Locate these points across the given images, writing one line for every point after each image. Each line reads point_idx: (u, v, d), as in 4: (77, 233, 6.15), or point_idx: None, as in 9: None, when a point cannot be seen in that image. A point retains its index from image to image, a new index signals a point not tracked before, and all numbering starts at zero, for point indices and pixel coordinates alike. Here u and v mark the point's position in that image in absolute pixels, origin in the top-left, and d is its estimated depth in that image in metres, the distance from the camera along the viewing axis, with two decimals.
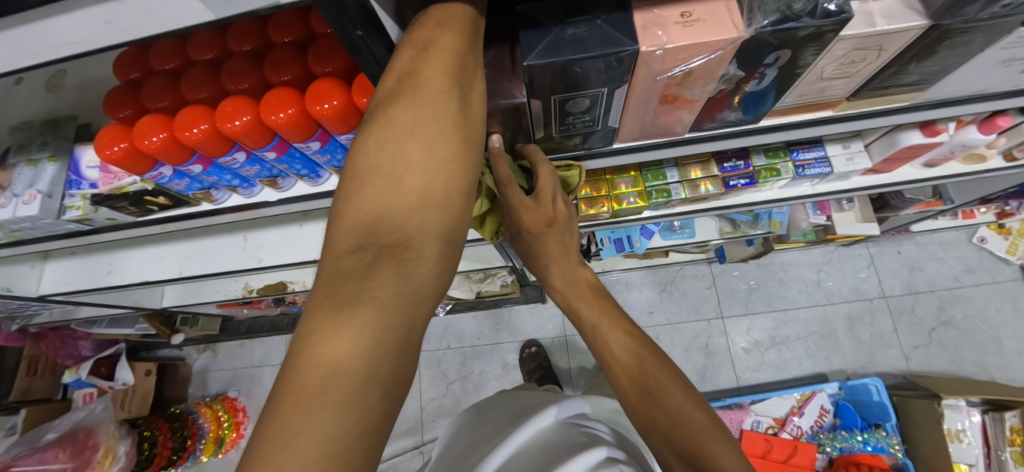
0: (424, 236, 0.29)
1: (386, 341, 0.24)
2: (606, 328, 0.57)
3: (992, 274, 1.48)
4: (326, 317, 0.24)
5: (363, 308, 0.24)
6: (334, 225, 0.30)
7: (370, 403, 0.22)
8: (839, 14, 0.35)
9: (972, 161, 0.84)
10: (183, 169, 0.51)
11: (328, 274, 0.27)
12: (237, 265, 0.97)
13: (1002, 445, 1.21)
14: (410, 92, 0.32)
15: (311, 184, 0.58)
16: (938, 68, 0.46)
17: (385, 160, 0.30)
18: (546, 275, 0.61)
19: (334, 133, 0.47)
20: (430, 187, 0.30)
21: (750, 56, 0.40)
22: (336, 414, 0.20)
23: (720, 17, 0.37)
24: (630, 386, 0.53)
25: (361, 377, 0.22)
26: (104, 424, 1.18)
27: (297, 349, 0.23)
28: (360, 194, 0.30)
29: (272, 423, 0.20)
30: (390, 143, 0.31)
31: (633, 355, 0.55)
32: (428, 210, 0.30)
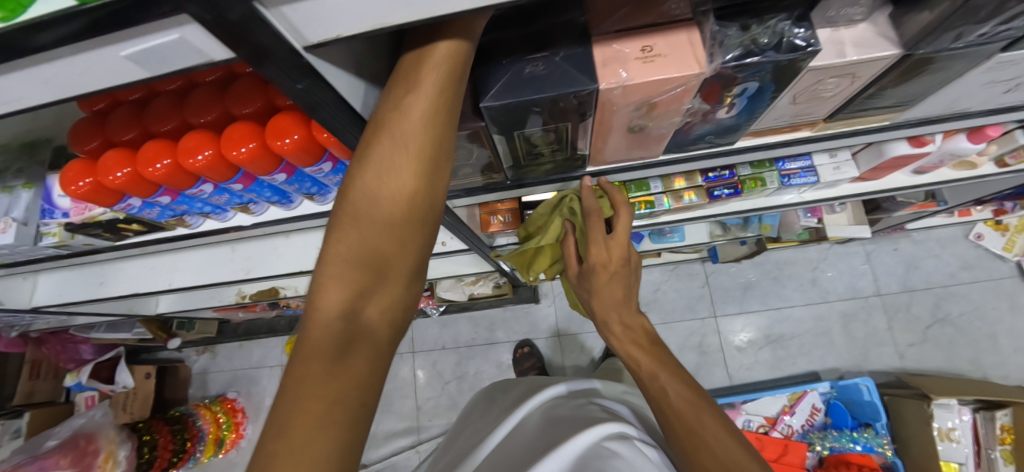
0: (399, 302, 0.34)
1: (368, 387, 0.31)
2: (662, 372, 0.60)
3: (988, 271, 1.46)
4: (321, 367, 0.30)
5: (350, 363, 0.30)
6: (321, 281, 0.33)
7: (357, 429, 0.29)
8: (805, 48, 0.34)
9: (962, 168, 0.82)
10: (152, 200, 0.51)
11: (316, 329, 0.31)
12: (225, 277, 0.98)
13: (993, 443, 1.24)
14: (393, 166, 0.33)
15: (284, 209, 0.58)
16: (917, 91, 0.45)
17: (367, 233, 0.33)
18: (607, 323, 0.68)
19: (299, 166, 0.47)
20: (405, 263, 0.34)
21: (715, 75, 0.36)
22: (333, 438, 0.28)
23: (684, 50, 0.35)
24: (684, 435, 0.55)
25: (350, 413, 0.29)
26: (104, 430, 1.20)
27: (293, 387, 0.29)
28: (341, 266, 0.33)
29: (278, 451, 0.26)
30: (369, 223, 0.33)
31: (688, 401, 0.57)
32: (402, 280, 0.34)
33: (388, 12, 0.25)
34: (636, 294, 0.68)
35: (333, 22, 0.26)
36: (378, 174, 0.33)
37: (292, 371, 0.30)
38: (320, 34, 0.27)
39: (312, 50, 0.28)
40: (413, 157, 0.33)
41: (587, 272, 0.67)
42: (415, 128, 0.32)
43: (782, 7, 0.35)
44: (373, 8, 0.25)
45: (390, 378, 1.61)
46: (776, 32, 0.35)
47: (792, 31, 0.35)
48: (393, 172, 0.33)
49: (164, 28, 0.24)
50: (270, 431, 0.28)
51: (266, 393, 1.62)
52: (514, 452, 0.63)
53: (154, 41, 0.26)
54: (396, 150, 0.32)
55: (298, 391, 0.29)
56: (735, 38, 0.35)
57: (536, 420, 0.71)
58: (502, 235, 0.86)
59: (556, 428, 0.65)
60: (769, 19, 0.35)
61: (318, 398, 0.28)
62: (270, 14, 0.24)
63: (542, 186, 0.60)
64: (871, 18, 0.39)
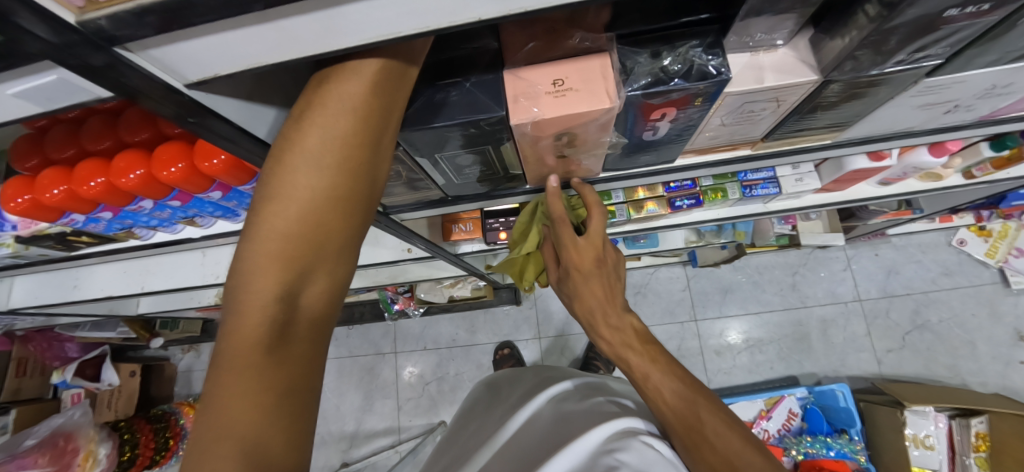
0: (333, 290, 0.33)
1: (309, 375, 0.32)
2: (652, 369, 0.57)
3: (970, 277, 1.46)
4: (259, 365, 0.29)
5: (290, 357, 0.30)
6: (247, 275, 0.30)
7: (306, 413, 0.31)
8: (716, 76, 0.33)
9: (929, 179, 0.81)
10: (94, 215, 0.51)
11: (244, 326, 0.29)
12: (196, 281, 0.98)
13: (968, 450, 1.24)
14: (329, 153, 0.29)
15: (231, 222, 0.58)
16: (850, 113, 0.44)
17: (299, 223, 0.29)
18: (593, 325, 0.64)
19: (232, 185, 0.47)
20: (341, 253, 0.32)
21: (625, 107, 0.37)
22: (283, 427, 0.29)
23: (596, 84, 0.34)
24: (684, 433, 0.51)
25: (295, 400, 0.30)
26: (83, 429, 1.22)
27: (233, 383, 0.29)
28: (267, 260, 0.29)
29: (226, 447, 0.27)
30: (296, 217, 0.29)
31: (686, 400, 0.53)
32: (336, 268, 0.32)
33: (259, 53, 0.26)
34: (623, 291, 0.64)
35: (206, 63, 0.26)
36: (311, 165, 0.29)
37: (223, 366, 0.29)
38: (199, 73, 0.27)
39: (197, 87, 0.28)
40: (353, 152, 0.29)
41: (565, 276, 0.66)
42: (357, 117, 0.29)
43: (692, 34, 0.35)
44: (242, 50, 0.25)
45: (372, 378, 1.62)
46: (686, 58, 0.34)
47: (703, 59, 0.34)
48: (330, 167, 0.29)
49: (38, 69, 0.25)
50: (212, 427, 0.28)
51: None
52: (522, 447, 0.61)
53: (33, 82, 0.26)
54: (334, 142, 0.29)
55: (240, 393, 0.28)
56: (645, 65, 0.35)
57: (540, 414, 0.69)
58: (466, 243, 0.86)
59: (563, 424, 0.62)
60: (681, 46, 0.34)
61: (266, 393, 0.29)
62: (140, 58, 0.25)
63: (485, 201, 0.60)
64: (792, 43, 0.38)
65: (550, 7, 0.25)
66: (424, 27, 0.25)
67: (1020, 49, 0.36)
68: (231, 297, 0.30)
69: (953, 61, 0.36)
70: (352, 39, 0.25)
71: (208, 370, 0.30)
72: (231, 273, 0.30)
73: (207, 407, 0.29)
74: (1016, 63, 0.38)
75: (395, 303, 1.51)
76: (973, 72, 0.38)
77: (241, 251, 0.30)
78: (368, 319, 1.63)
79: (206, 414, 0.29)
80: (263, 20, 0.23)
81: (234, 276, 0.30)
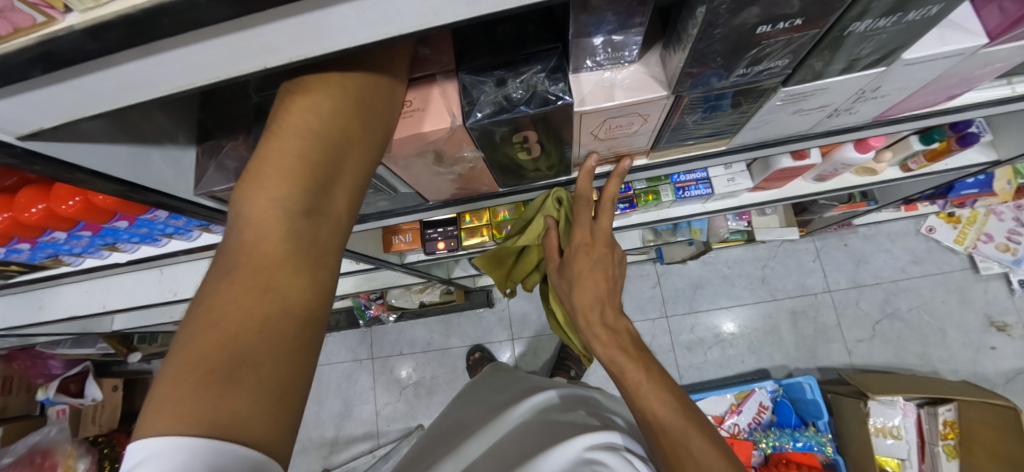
0: (349, 224, 0.33)
1: (325, 301, 0.31)
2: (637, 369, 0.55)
3: (939, 265, 1.45)
4: (270, 301, 0.28)
5: (300, 299, 0.29)
6: (253, 213, 0.29)
7: (305, 365, 0.29)
8: (555, 101, 0.35)
9: (864, 174, 0.81)
10: (12, 247, 0.53)
11: (262, 240, 0.29)
12: (153, 299, 1.00)
13: (936, 439, 1.24)
14: (336, 101, 0.31)
15: (155, 247, 0.60)
16: (727, 121, 0.45)
17: (309, 160, 0.30)
18: (590, 321, 0.59)
19: (135, 215, 0.48)
20: (359, 181, 0.33)
21: (482, 131, 0.37)
22: (283, 372, 0.27)
23: (440, 104, 0.37)
24: (667, 443, 0.50)
25: (296, 349, 0.29)
26: (60, 445, 1.25)
27: (232, 320, 0.27)
28: (285, 174, 0.29)
29: (224, 382, 0.25)
30: (314, 133, 0.30)
31: (677, 415, 0.51)
32: (356, 194, 0.33)
33: (74, 107, 0.27)
34: (619, 291, 0.62)
35: (28, 118, 0.28)
36: (320, 109, 0.30)
37: (234, 278, 0.28)
38: (26, 127, 0.28)
39: (31, 138, 0.29)
40: (368, 89, 0.32)
41: (563, 264, 0.62)
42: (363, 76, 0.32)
43: (535, 59, 0.36)
44: (53, 105, 0.27)
45: (350, 384, 1.64)
46: (530, 85, 0.35)
47: (546, 84, 0.35)
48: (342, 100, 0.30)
49: None
50: (214, 342, 0.26)
51: None
52: (501, 457, 0.61)
53: None
54: (343, 93, 0.31)
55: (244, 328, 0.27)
56: (490, 94, 0.36)
57: (531, 415, 0.72)
58: (411, 252, 0.87)
59: (548, 428, 0.64)
60: (525, 72, 0.35)
61: (267, 333, 0.27)
62: None
63: (393, 218, 0.60)
64: (644, 60, 0.39)
65: (326, 53, 0.25)
66: (217, 77, 0.26)
67: (866, 56, 0.36)
68: (238, 209, 0.30)
69: (799, 71, 0.37)
70: (155, 91, 0.27)
71: (204, 287, 0.29)
72: (241, 185, 0.30)
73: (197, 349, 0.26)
74: (875, 68, 0.39)
75: (369, 309, 1.54)
76: (829, 80, 0.39)
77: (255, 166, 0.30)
78: (344, 327, 1.65)
79: (200, 330, 0.27)
80: (56, 80, 0.25)
81: (246, 187, 0.30)
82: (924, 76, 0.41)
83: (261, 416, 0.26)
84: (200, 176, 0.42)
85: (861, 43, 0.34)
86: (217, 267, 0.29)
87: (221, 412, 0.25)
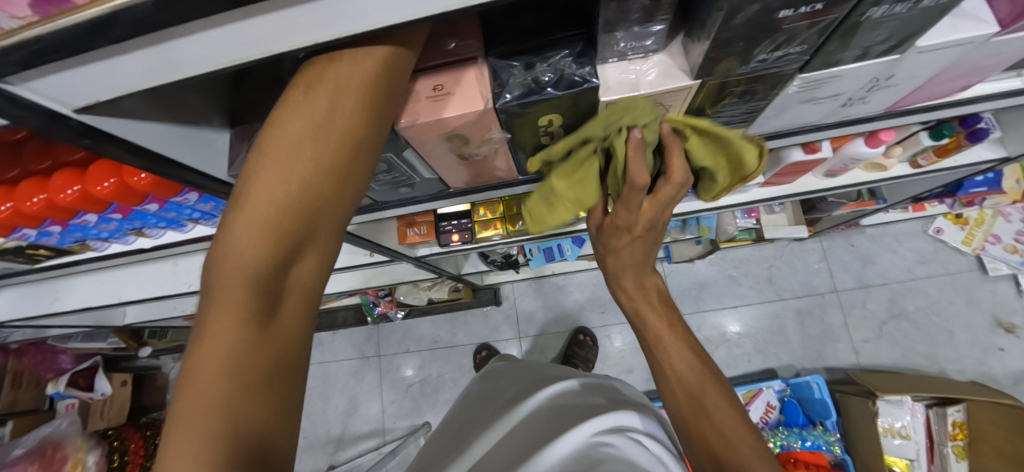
0: (323, 267, 0.34)
1: (295, 346, 0.32)
2: (674, 353, 0.54)
3: (947, 265, 1.45)
4: (247, 346, 0.29)
5: (275, 341, 0.30)
6: (229, 260, 0.30)
7: (273, 412, 0.30)
8: (583, 83, 0.36)
9: (874, 169, 0.83)
10: (44, 229, 0.54)
11: (231, 287, 0.30)
12: (168, 290, 1.01)
13: (945, 439, 1.24)
14: (312, 137, 0.29)
15: (180, 232, 0.61)
16: (743, 110, 0.46)
17: (277, 207, 0.30)
18: (615, 279, 0.58)
19: (166, 197, 0.50)
20: (336, 226, 0.33)
21: (512, 113, 0.39)
22: (250, 420, 0.28)
23: (471, 88, 0.37)
24: (683, 400, 0.52)
25: (264, 397, 0.29)
26: (71, 438, 1.25)
27: (208, 369, 0.28)
28: (256, 224, 0.30)
29: (196, 431, 0.26)
30: (293, 184, 0.30)
31: (696, 372, 0.53)
32: (329, 242, 0.33)
33: (130, 81, 0.29)
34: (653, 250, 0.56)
35: (85, 91, 0.29)
36: (294, 156, 0.29)
37: (210, 326, 0.29)
38: (81, 99, 0.30)
39: (86, 112, 0.31)
40: (362, 110, 0.30)
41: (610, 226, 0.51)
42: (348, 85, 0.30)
43: (562, 44, 0.37)
44: (112, 78, 0.28)
45: (357, 381, 1.65)
46: (558, 68, 0.37)
47: (573, 68, 0.37)
48: (319, 142, 0.29)
49: None
50: (195, 389, 0.28)
51: None
52: (517, 441, 0.62)
53: None
54: (323, 133, 0.30)
55: (221, 376, 0.28)
56: (519, 77, 0.37)
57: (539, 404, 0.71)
58: (424, 245, 0.88)
59: (556, 415, 0.64)
60: (552, 56, 0.36)
61: (242, 381, 0.28)
62: (24, 92, 0.27)
63: (413, 205, 0.62)
64: (667, 48, 0.40)
65: (375, 28, 0.27)
66: (268, 53, 0.28)
67: (881, 42, 0.38)
68: (218, 253, 0.30)
69: (817, 57, 0.38)
70: (209, 64, 0.28)
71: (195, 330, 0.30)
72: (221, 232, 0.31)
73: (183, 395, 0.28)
74: (890, 55, 0.40)
75: (377, 306, 1.55)
76: (845, 67, 0.40)
77: (240, 194, 0.30)
78: (350, 324, 1.66)
79: (195, 356, 0.29)
80: (116, 52, 0.26)
81: (226, 232, 0.31)
82: (936, 64, 0.42)
83: (251, 436, 0.28)
84: (234, 158, 0.43)
85: (875, 29, 0.35)
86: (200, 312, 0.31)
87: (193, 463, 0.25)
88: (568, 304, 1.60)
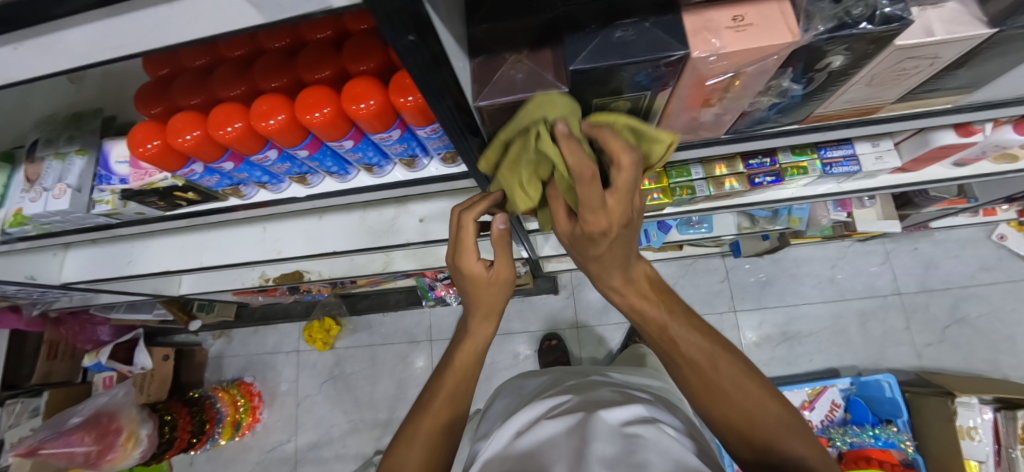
0: (478, 365, 0.53)
1: (462, 416, 0.51)
2: (684, 339, 0.46)
3: (1009, 273, 1.46)
4: (441, 412, 0.49)
5: (445, 408, 0.49)
6: (446, 368, 0.53)
7: (434, 457, 0.47)
8: (898, 20, 0.34)
9: (1003, 161, 0.82)
10: (215, 166, 0.50)
11: (442, 383, 0.51)
12: (255, 257, 0.96)
13: (1014, 443, 1.19)
14: (478, 286, 0.50)
15: (339, 181, 0.59)
16: (984, 74, 0.45)
17: (473, 332, 0.53)
18: (603, 279, 0.47)
19: (368, 133, 0.47)
20: (483, 338, 0.53)
21: (807, 50, 0.38)
22: (423, 455, 0.46)
23: (775, 21, 0.36)
24: (698, 384, 0.46)
25: (433, 446, 0.47)
26: (125, 409, 1.21)
27: (413, 427, 0.49)
28: (465, 347, 0.53)
29: (399, 454, 0.47)
30: (488, 313, 0.52)
31: (705, 355, 0.45)
32: (484, 340, 0.53)
33: None
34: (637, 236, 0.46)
35: None
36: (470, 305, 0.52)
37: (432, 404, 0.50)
38: None
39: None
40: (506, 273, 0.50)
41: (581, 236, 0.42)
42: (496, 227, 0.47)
43: None
44: None
45: (406, 366, 1.60)
46: (870, 4, 0.35)
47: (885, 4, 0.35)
48: (485, 295, 0.51)
49: None
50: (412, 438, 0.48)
51: (282, 380, 1.63)
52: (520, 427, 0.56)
53: None
54: (486, 293, 0.51)
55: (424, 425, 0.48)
56: (827, 10, 0.36)
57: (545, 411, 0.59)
58: None
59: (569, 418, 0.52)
60: None
61: (425, 432, 0.48)
62: None
63: None
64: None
65: None
66: None
67: None
68: (444, 364, 0.54)
69: None
70: None
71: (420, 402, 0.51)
72: (445, 355, 0.54)
73: (401, 437, 0.49)
74: None
75: (433, 290, 1.52)
76: None
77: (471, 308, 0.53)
78: (403, 306, 1.62)
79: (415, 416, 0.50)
80: None
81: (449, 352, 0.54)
82: None
83: (427, 457, 0.46)
84: (483, 85, 0.39)
85: None
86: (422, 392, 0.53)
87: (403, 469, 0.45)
88: None
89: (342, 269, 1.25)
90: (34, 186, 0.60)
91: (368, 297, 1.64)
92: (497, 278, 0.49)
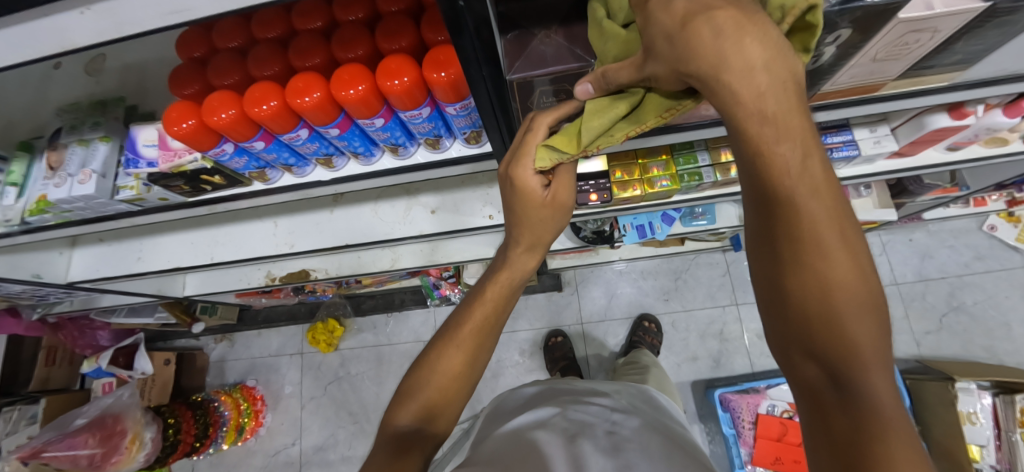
0: (508, 307, 0.55)
1: (485, 355, 0.52)
2: (816, 212, 0.29)
3: (1001, 261, 1.50)
4: (468, 340, 0.51)
5: (469, 338, 0.51)
6: (472, 301, 0.54)
7: (454, 386, 0.50)
8: None
9: (993, 144, 0.85)
10: (246, 145, 0.51)
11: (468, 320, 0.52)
12: (268, 251, 0.96)
13: (1013, 427, 1.18)
14: (527, 214, 0.50)
15: (363, 164, 0.60)
16: (981, 49, 0.48)
17: (506, 271, 0.54)
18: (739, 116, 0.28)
19: (398, 110, 0.48)
20: (515, 282, 0.55)
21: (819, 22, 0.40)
22: (444, 384, 0.49)
23: None
24: (816, 284, 0.30)
25: (455, 376, 0.50)
26: (131, 411, 1.22)
27: (431, 361, 0.51)
28: (496, 288, 0.54)
29: (415, 387, 0.49)
30: (524, 248, 0.53)
31: (846, 268, 0.30)
32: (516, 281, 0.55)
33: None
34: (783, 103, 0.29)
35: None
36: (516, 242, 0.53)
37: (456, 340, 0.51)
38: None
39: None
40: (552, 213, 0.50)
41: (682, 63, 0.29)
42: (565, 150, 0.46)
43: None
44: None
45: None
46: None
47: None
48: (537, 225, 0.51)
49: None
50: (432, 370, 0.50)
51: (286, 382, 1.62)
52: (515, 424, 0.55)
53: None
54: (540, 223, 0.51)
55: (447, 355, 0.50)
56: None
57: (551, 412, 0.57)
58: None
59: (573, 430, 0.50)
60: None
61: (449, 369, 0.50)
62: None
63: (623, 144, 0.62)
64: None
65: None
66: None
67: None
68: (468, 301, 0.55)
69: None
70: None
71: (438, 342, 0.52)
72: (469, 295, 0.55)
73: (416, 370, 0.51)
74: None
75: (438, 288, 1.52)
76: None
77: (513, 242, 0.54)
78: (409, 305, 1.64)
79: (434, 348, 0.52)
80: None
81: (474, 291, 0.55)
82: None
83: (447, 385, 0.49)
84: (515, 58, 0.41)
85: None
86: (446, 323, 0.54)
87: (422, 397, 0.48)
88: (631, 292, 1.60)
89: (350, 266, 1.25)
90: (57, 173, 0.61)
91: (373, 297, 1.66)
92: (553, 200, 0.49)
